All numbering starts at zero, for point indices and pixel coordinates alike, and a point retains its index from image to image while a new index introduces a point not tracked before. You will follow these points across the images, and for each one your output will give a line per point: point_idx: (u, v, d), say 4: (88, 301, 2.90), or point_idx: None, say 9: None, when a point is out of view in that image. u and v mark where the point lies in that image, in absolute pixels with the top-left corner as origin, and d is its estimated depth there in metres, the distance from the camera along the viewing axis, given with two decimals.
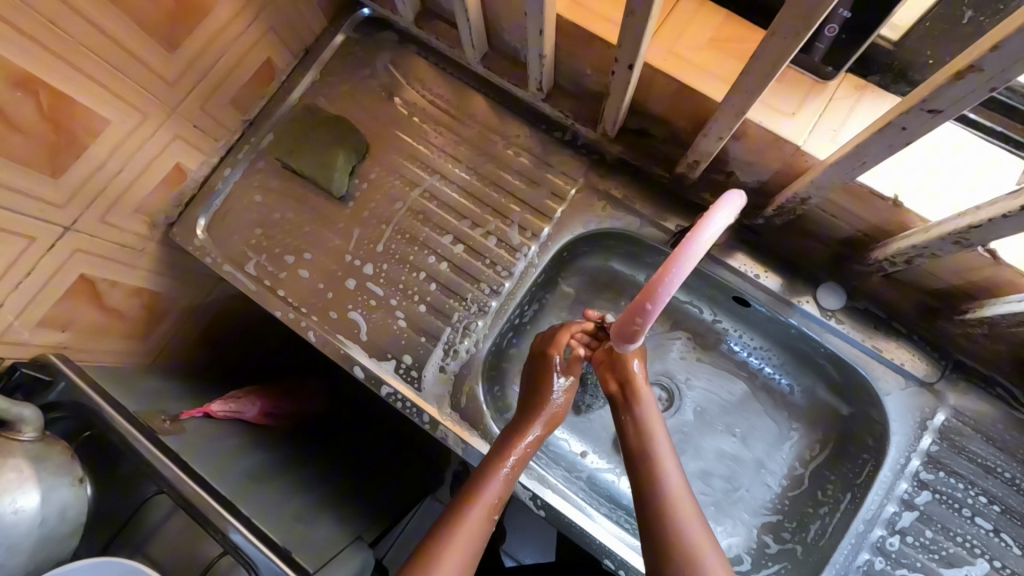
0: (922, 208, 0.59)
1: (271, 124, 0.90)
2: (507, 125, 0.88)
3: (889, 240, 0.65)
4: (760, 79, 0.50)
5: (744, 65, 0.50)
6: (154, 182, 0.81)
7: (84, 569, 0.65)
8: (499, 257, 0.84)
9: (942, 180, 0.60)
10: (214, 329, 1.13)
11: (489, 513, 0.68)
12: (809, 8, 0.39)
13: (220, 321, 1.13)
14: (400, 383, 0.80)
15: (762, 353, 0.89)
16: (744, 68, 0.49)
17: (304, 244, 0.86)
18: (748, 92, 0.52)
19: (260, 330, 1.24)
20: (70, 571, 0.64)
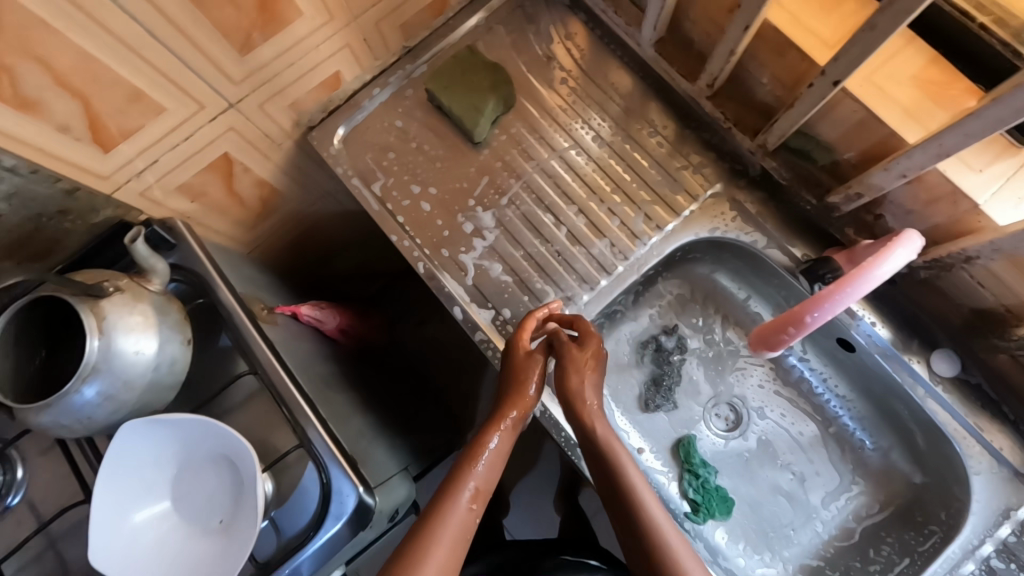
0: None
1: (428, 56, 0.91)
2: (656, 114, 0.88)
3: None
4: (990, 124, 0.52)
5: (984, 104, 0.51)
6: (312, 83, 0.84)
7: (183, 421, 0.69)
8: (619, 240, 0.84)
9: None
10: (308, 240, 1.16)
11: (469, 503, 0.67)
12: None
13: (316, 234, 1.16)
14: (494, 334, 0.82)
15: (845, 402, 0.89)
16: (982, 108, 0.51)
17: (433, 179, 0.88)
18: (974, 132, 0.53)
19: (332, 261, 1.26)
20: (173, 419, 0.69)
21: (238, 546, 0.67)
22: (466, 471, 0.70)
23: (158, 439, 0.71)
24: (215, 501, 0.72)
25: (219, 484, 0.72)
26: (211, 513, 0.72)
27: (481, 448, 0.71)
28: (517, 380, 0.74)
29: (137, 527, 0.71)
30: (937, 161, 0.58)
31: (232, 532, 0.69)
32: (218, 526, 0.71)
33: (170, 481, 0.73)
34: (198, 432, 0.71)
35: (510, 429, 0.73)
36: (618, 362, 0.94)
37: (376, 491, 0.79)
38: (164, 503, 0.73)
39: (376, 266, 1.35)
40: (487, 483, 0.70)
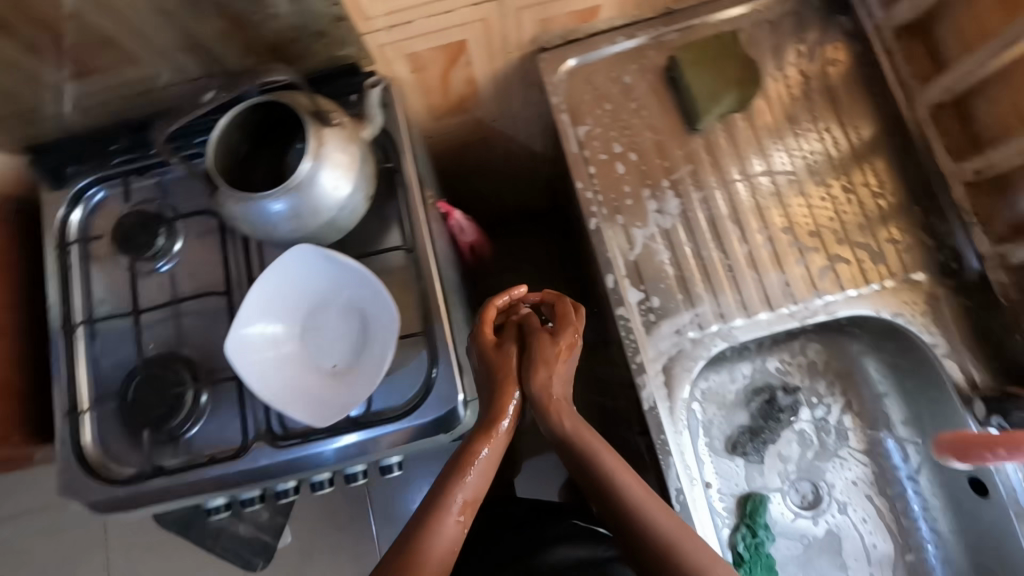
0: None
1: (684, 25, 0.88)
2: (885, 177, 0.83)
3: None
4: None
5: None
6: (573, 7, 0.83)
7: (348, 265, 0.73)
8: (796, 282, 0.81)
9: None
10: (469, 151, 1.17)
11: (458, 514, 0.64)
12: None
13: (478, 149, 1.17)
14: (635, 316, 0.80)
15: (938, 537, 0.85)
16: None
17: (637, 145, 0.86)
18: None
19: (477, 176, 1.28)
20: (341, 259, 0.72)
21: (352, 396, 0.71)
22: (454, 482, 0.66)
23: (315, 271, 0.75)
24: (337, 348, 0.76)
25: (348, 335, 0.76)
26: (329, 357, 0.76)
27: (467, 460, 0.67)
28: (504, 395, 0.70)
29: (261, 338, 0.74)
30: None
31: (347, 382, 0.73)
32: (331, 370, 0.75)
33: (302, 312, 0.77)
34: (354, 282, 0.75)
35: (498, 439, 0.69)
36: (724, 395, 0.92)
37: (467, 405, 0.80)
38: (287, 328, 0.76)
39: (513, 197, 1.37)
40: (475, 494, 0.67)
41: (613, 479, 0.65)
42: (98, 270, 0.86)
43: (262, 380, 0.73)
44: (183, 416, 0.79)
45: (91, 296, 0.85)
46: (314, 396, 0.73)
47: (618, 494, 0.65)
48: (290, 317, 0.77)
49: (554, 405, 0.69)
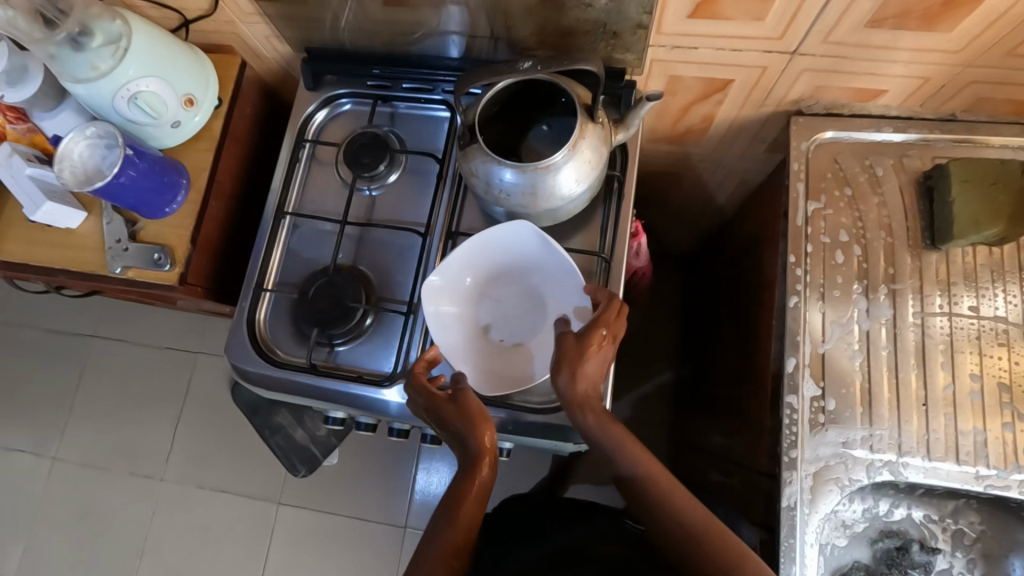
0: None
1: (963, 137, 0.82)
2: None
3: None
4: None
5: None
6: (857, 83, 0.79)
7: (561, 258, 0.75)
8: (992, 444, 0.74)
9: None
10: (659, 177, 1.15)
11: (448, 560, 0.64)
12: None
13: (668, 178, 1.15)
14: (805, 410, 0.76)
15: None
16: None
17: (866, 241, 0.81)
18: None
19: (653, 202, 1.28)
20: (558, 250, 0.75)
21: (518, 377, 0.78)
22: (439, 528, 0.67)
23: (516, 248, 0.79)
24: (507, 322, 0.80)
25: (522, 315, 0.81)
26: (497, 328, 0.80)
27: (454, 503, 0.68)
28: (473, 445, 0.70)
29: (445, 291, 0.79)
30: None
31: (513, 360, 0.79)
32: (497, 342, 0.80)
33: (486, 278, 0.81)
34: (549, 273, 0.79)
35: (488, 473, 0.70)
36: (853, 525, 0.83)
37: None
38: (467, 289, 0.80)
39: (675, 232, 1.37)
40: (465, 537, 0.67)
41: (645, 473, 0.65)
42: (319, 172, 0.93)
43: (439, 332, 0.78)
44: (347, 330, 0.83)
45: (305, 193, 0.92)
46: (478, 361, 0.79)
47: (651, 489, 0.64)
48: (472, 278, 0.80)
49: (579, 400, 0.68)
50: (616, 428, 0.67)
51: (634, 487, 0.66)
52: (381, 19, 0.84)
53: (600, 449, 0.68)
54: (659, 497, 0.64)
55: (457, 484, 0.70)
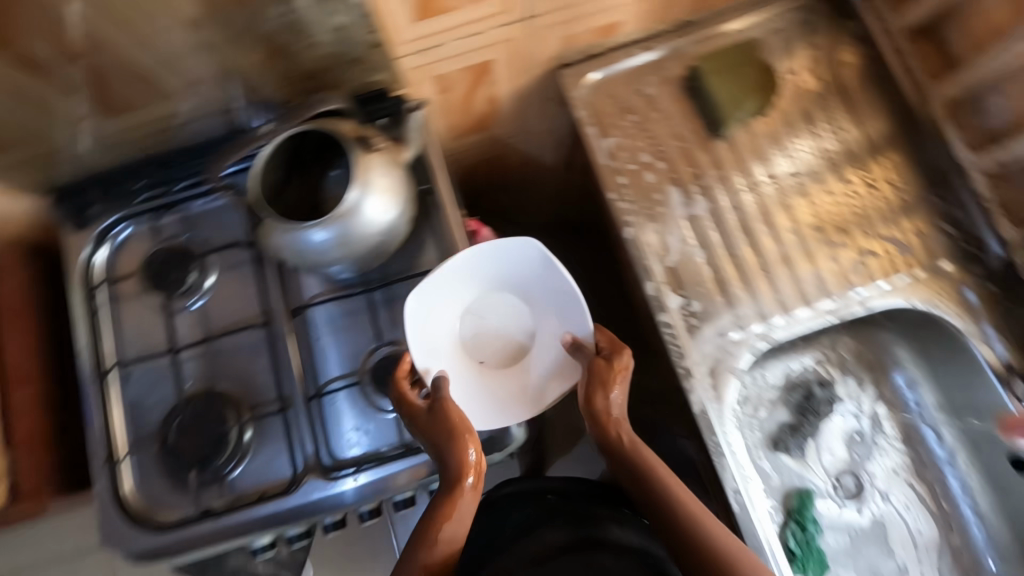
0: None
1: (700, 35, 0.90)
2: (905, 175, 0.86)
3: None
4: None
5: None
6: (596, 23, 0.84)
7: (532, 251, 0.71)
8: (829, 279, 0.83)
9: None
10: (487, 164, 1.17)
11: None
12: None
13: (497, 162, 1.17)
14: (678, 320, 0.81)
15: (979, 513, 0.88)
16: None
17: (664, 153, 0.88)
18: None
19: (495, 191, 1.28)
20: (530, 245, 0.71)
21: (504, 403, 0.72)
22: (418, 554, 0.61)
23: (537, 286, 0.74)
24: (489, 345, 0.77)
25: (508, 340, 0.77)
26: (480, 352, 0.76)
27: (434, 526, 0.62)
28: (453, 465, 0.64)
29: (434, 300, 0.73)
30: None
31: (496, 390, 0.73)
32: (478, 365, 0.76)
33: (468, 299, 0.77)
34: (542, 296, 0.75)
35: (472, 488, 0.64)
36: (761, 394, 0.93)
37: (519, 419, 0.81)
38: (484, 283, 0.76)
39: (534, 208, 1.36)
40: (444, 559, 0.61)
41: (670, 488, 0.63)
42: (127, 309, 0.83)
43: (420, 348, 0.71)
44: (228, 455, 0.77)
45: (121, 338, 0.82)
46: (465, 391, 0.73)
47: (678, 504, 0.62)
48: (473, 288, 0.76)
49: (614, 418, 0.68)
50: (642, 446, 0.67)
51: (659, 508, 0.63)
52: (119, 130, 0.77)
53: (630, 475, 0.66)
54: (689, 516, 0.61)
55: (436, 505, 0.63)
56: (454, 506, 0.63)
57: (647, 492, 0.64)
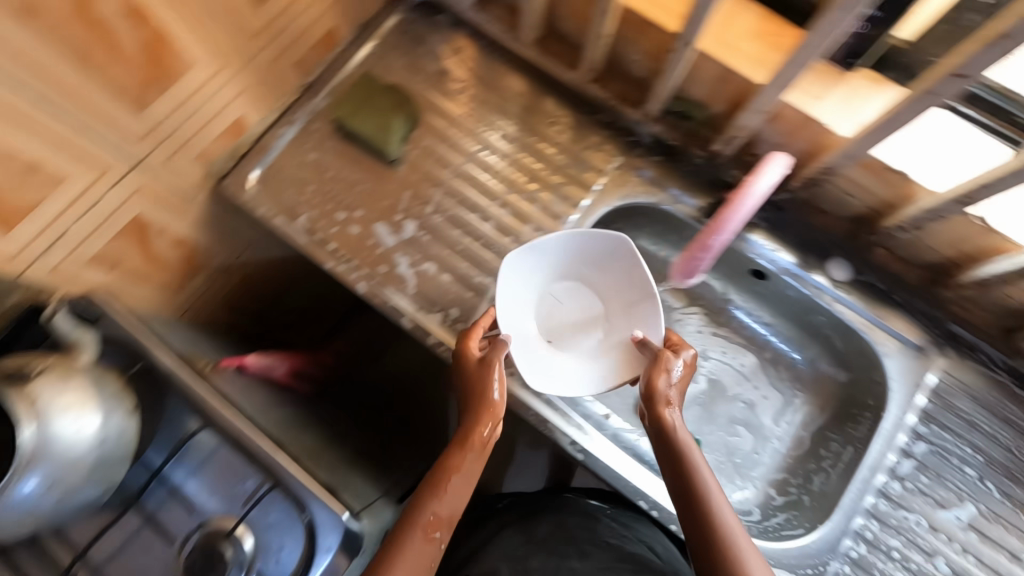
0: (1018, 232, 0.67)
1: (326, 87, 0.93)
2: (553, 108, 0.95)
3: (986, 260, 0.72)
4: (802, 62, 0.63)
5: (794, 53, 0.63)
6: (216, 131, 0.84)
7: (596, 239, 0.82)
8: (543, 224, 0.90)
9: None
10: (240, 293, 1.11)
11: (430, 532, 0.71)
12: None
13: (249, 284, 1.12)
14: (445, 334, 0.84)
15: (773, 328, 0.97)
16: (793, 54, 0.63)
17: (355, 202, 0.91)
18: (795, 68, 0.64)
19: (281, 302, 1.22)
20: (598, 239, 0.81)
21: (555, 371, 0.82)
22: (433, 502, 0.72)
23: (603, 267, 0.85)
24: (559, 333, 0.87)
25: (596, 334, 0.86)
26: (550, 331, 0.87)
27: (442, 480, 0.73)
28: (493, 412, 0.76)
29: (534, 264, 0.84)
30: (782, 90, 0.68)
31: (556, 363, 0.83)
32: (545, 344, 0.86)
33: (549, 286, 0.88)
34: (619, 300, 0.86)
35: (478, 449, 0.75)
36: None
37: (363, 514, 0.77)
38: (554, 270, 0.87)
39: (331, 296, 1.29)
40: (449, 509, 0.73)
41: (683, 459, 0.69)
42: None
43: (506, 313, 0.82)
44: None
45: None
46: (523, 343, 0.83)
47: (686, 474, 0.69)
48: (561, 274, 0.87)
49: (660, 399, 0.72)
50: (688, 438, 0.71)
51: (671, 469, 0.71)
52: None
53: (664, 447, 0.72)
54: (687, 480, 0.69)
55: (459, 447, 0.76)
56: (453, 472, 0.74)
57: (667, 456, 0.71)
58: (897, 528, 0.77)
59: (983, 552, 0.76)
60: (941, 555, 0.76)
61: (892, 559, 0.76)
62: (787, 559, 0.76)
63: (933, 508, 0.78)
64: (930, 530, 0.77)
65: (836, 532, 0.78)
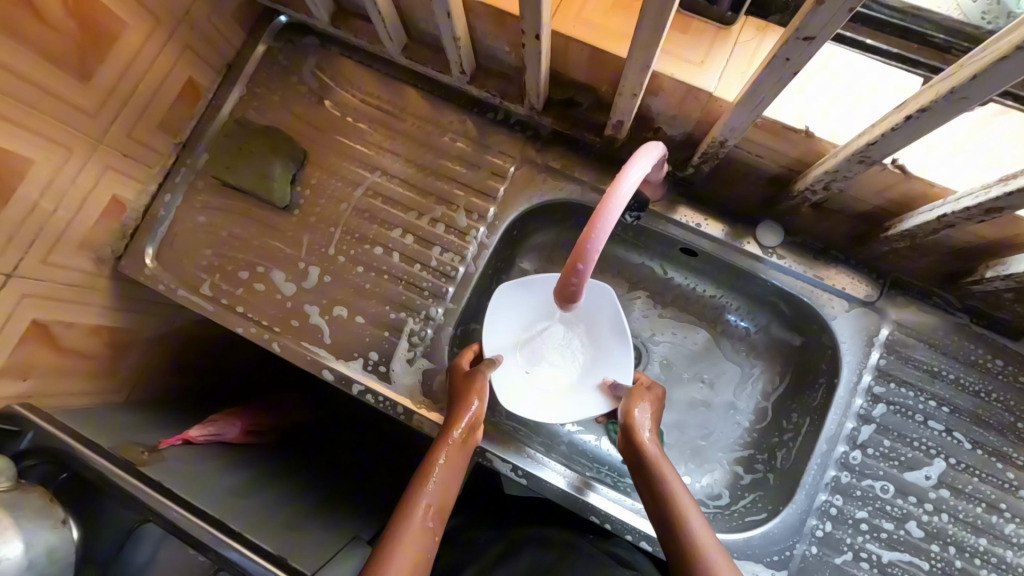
0: (943, 178, 0.58)
1: (204, 144, 0.89)
2: (441, 114, 0.88)
3: (910, 211, 0.64)
4: (649, 52, 0.54)
5: (633, 38, 0.54)
6: (93, 217, 0.80)
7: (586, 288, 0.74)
8: (450, 243, 0.85)
9: (936, 135, 0.59)
10: (188, 354, 1.07)
11: (423, 523, 0.62)
12: None
13: (193, 346, 1.08)
14: (369, 380, 0.81)
15: (718, 299, 0.91)
16: (633, 42, 0.53)
17: (256, 258, 0.87)
18: (643, 58, 0.55)
19: (233, 355, 1.18)
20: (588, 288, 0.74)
21: (537, 411, 0.76)
22: (418, 492, 0.64)
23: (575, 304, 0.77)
24: (542, 364, 0.78)
25: (574, 366, 0.79)
26: (527, 360, 0.78)
27: (428, 467, 0.66)
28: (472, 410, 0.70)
29: (510, 298, 0.76)
30: (645, 74, 0.58)
31: (536, 398, 0.77)
32: (526, 375, 0.78)
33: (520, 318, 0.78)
34: (594, 336, 0.77)
35: (462, 446, 0.69)
36: None
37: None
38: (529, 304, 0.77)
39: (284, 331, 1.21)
40: (440, 501, 0.65)
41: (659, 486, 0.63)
42: None
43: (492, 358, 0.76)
44: None
45: None
46: (502, 379, 0.77)
47: (661, 504, 0.62)
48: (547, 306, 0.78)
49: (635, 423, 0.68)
50: (665, 463, 0.65)
51: (651, 500, 0.64)
52: None
53: (642, 478, 0.66)
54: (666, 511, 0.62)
55: (441, 439, 0.69)
56: (433, 471, 0.66)
57: (647, 489, 0.65)
58: (863, 499, 0.73)
59: (956, 508, 0.72)
60: (913, 519, 0.72)
61: (861, 532, 0.73)
62: (749, 549, 0.73)
63: (899, 471, 0.74)
64: (899, 495, 0.73)
65: (799, 514, 0.74)
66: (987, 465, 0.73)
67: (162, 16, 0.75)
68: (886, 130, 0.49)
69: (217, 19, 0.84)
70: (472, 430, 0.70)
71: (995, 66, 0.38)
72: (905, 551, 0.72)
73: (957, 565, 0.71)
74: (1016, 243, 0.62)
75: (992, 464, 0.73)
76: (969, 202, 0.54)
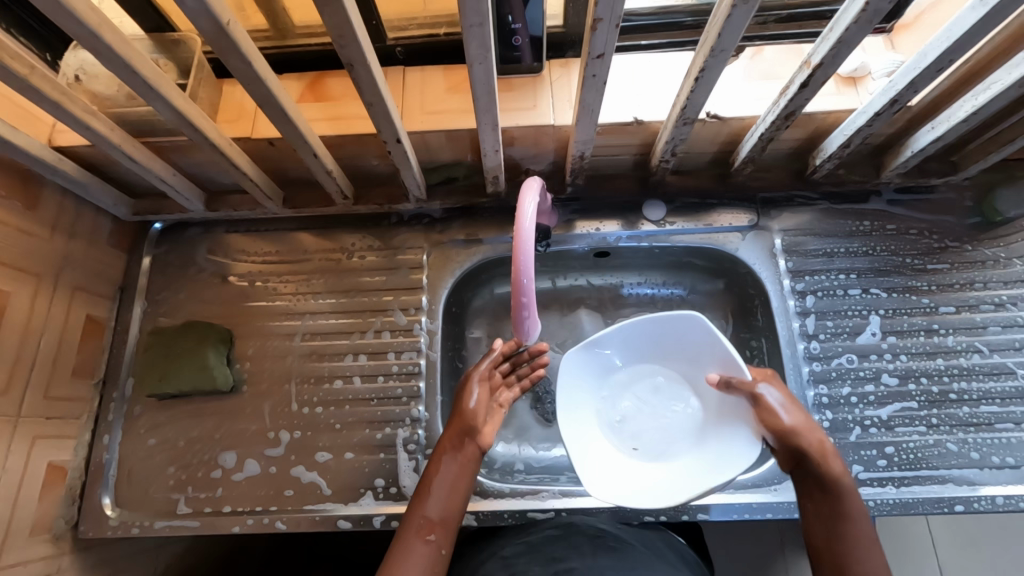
0: (747, 110, 0.73)
1: (125, 370, 0.87)
2: (342, 240, 0.93)
3: (741, 142, 0.79)
4: (492, 116, 0.64)
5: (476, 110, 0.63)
6: (35, 495, 0.74)
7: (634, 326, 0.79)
8: (402, 343, 0.88)
9: (727, 83, 0.75)
10: None
11: (424, 535, 0.66)
12: (479, 64, 0.54)
13: None
14: (386, 507, 0.79)
15: (646, 281, 1.01)
16: (477, 110, 0.63)
17: (223, 451, 0.84)
18: (490, 121, 0.65)
19: None
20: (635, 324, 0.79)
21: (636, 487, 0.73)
22: (421, 507, 0.68)
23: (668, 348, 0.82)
24: (644, 438, 0.79)
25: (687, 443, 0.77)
26: (631, 439, 0.80)
27: (427, 479, 0.70)
28: (467, 414, 0.73)
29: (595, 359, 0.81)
30: (497, 132, 0.68)
31: (637, 479, 0.74)
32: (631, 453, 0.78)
33: (611, 391, 0.82)
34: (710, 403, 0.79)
35: (465, 451, 0.72)
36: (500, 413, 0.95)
37: None
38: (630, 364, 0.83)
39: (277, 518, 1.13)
40: (443, 511, 0.68)
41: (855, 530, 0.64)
42: None
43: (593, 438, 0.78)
44: None
45: None
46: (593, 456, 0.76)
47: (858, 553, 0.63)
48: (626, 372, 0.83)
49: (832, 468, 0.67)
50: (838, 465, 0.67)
51: (822, 530, 0.66)
52: None
53: (822, 504, 0.67)
54: (842, 557, 0.64)
55: (440, 448, 0.72)
56: (433, 481, 0.70)
57: (824, 509, 0.66)
58: (840, 377, 0.82)
59: (907, 346, 0.83)
60: (884, 372, 0.82)
61: (856, 405, 0.81)
62: (784, 469, 0.79)
63: (852, 340, 0.84)
64: (863, 358, 0.83)
65: None
66: (907, 301, 0.85)
67: (44, 271, 0.76)
68: (688, 94, 0.62)
69: (96, 252, 0.85)
70: (472, 435, 0.72)
71: (727, 23, 0.50)
72: (894, 402, 0.81)
73: (935, 391, 0.81)
74: (823, 132, 0.78)
75: (910, 299, 0.85)
76: (771, 117, 0.67)
